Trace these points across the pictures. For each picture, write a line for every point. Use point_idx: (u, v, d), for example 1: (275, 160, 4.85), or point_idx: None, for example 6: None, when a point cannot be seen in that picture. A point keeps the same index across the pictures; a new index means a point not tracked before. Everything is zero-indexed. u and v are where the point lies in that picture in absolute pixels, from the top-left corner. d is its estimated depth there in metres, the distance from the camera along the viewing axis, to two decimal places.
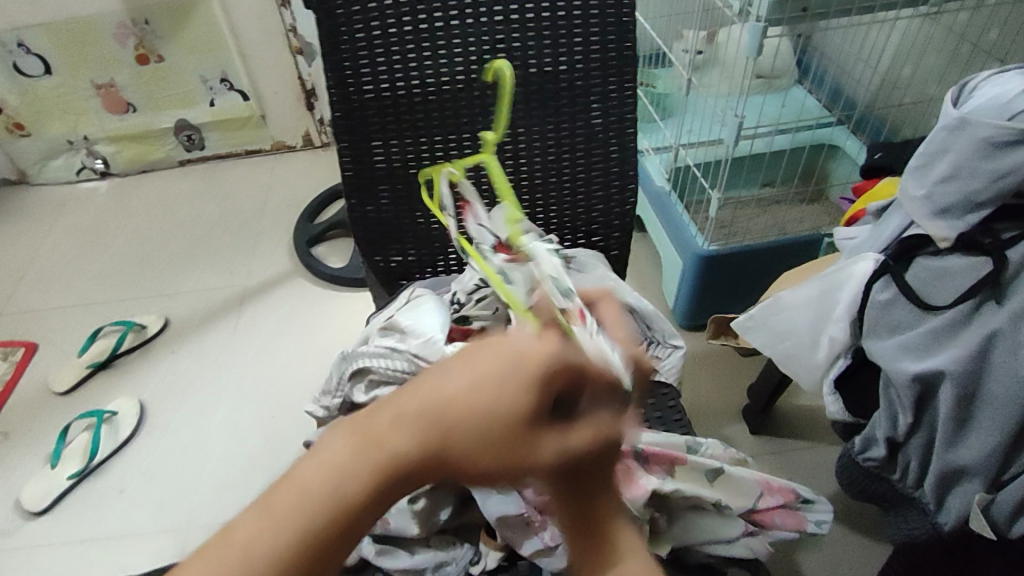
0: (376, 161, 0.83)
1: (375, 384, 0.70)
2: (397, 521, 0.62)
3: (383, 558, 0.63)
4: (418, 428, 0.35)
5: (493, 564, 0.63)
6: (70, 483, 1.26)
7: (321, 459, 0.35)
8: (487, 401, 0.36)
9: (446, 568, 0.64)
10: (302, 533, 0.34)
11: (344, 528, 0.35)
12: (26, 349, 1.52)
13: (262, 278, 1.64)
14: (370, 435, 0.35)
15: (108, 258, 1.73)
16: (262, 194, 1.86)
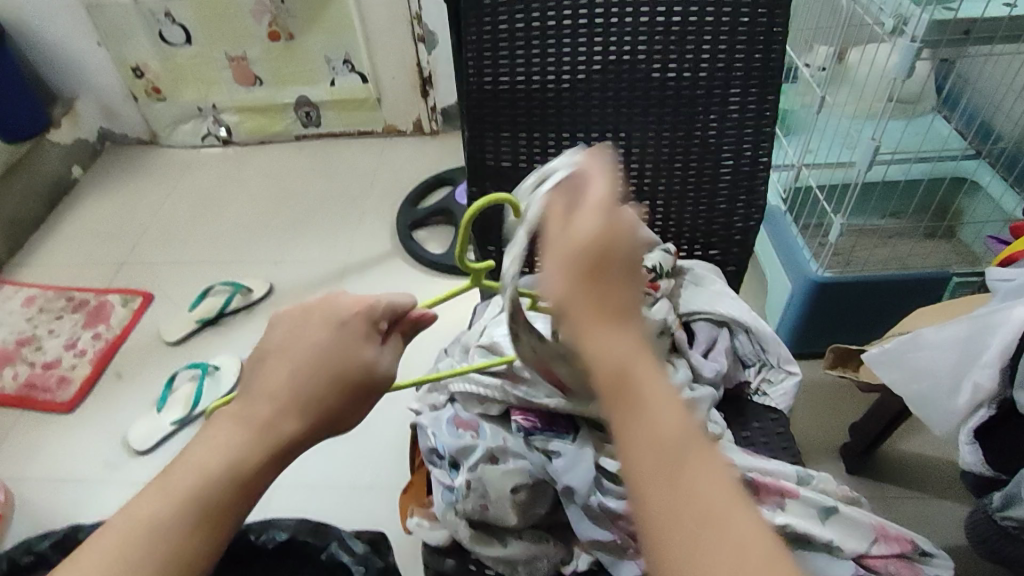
0: (502, 153, 0.84)
1: (483, 398, 0.67)
2: (497, 509, 0.61)
3: (476, 544, 0.63)
4: (294, 411, 0.52)
5: (585, 566, 0.63)
6: (172, 428, 1.36)
7: (220, 451, 0.50)
8: (340, 349, 0.53)
9: (538, 563, 0.63)
10: (229, 487, 0.50)
11: (268, 466, 0.51)
12: (144, 299, 1.63)
13: (363, 255, 1.70)
14: (261, 430, 0.51)
15: (223, 222, 1.83)
16: (371, 175, 1.92)
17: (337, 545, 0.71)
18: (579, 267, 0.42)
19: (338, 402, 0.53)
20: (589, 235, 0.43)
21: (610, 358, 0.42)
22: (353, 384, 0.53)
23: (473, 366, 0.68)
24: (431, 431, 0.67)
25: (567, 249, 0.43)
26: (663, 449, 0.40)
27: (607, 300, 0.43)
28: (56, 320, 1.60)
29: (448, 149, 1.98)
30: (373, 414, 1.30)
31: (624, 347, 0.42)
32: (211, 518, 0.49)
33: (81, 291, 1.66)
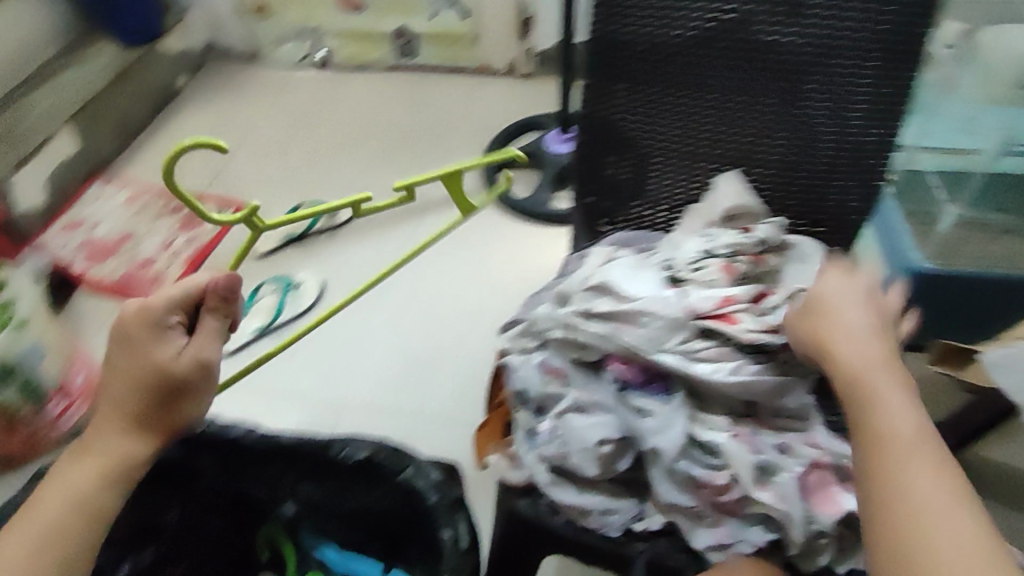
0: (625, 99, 0.89)
1: (578, 347, 0.67)
2: (581, 460, 0.62)
3: (552, 489, 0.64)
4: (116, 417, 0.61)
5: (657, 527, 0.64)
6: (252, 335, 1.42)
7: (65, 478, 0.60)
8: (134, 356, 0.63)
9: (611, 517, 0.64)
10: (75, 499, 0.58)
11: (112, 468, 0.60)
12: (234, 210, 1.69)
13: (447, 192, 1.71)
14: (86, 446, 0.61)
15: (314, 144, 1.86)
16: (461, 112, 1.91)
17: (414, 471, 0.71)
18: (128, 400, 0.62)
19: (144, 399, 0.62)
20: (116, 375, 0.63)
21: (60, 480, 0.59)
22: (149, 380, 0.62)
23: (573, 313, 0.68)
24: (518, 374, 0.68)
25: (121, 376, 0.62)
26: (77, 490, 0.59)
27: (90, 430, 0.62)
28: (153, 221, 1.67)
29: (539, 92, 1.95)
30: (444, 350, 1.35)
31: (126, 449, 0.61)
32: (63, 528, 0.57)
33: (178, 195, 1.73)
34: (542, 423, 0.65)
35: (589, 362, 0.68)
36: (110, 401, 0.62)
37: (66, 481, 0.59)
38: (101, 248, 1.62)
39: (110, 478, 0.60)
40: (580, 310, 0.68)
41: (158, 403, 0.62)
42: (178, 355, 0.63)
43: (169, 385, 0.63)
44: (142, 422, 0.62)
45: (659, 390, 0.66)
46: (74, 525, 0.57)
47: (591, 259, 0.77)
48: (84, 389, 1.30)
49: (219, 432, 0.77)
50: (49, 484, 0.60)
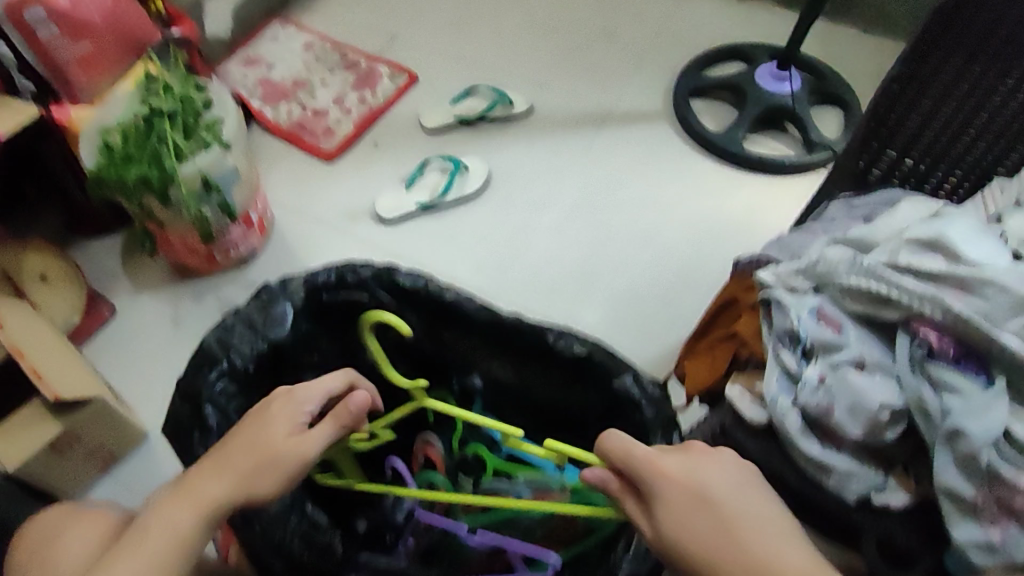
0: (943, 58, 0.83)
1: (878, 301, 0.65)
2: (848, 417, 0.61)
3: (801, 440, 0.62)
4: (219, 475, 0.63)
5: (899, 503, 0.61)
6: (416, 210, 1.45)
7: (158, 521, 0.62)
8: (265, 433, 0.65)
9: (853, 482, 0.61)
10: (159, 548, 0.61)
11: (191, 529, 0.61)
12: (409, 79, 1.67)
13: (629, 109, 1.65)
14: (180, 493, 0.63)
15: (499, 26, 1.79)
16: (658, 26, 1.80)
17: (632, 378, 0.73)
18: (243, 459, 0.64)
19: (242, 466, 0.63)
20: (242, 437, 0.65)
21: (148, 527, 0.62)
22: (258, 453, 0.64)
23: (882, 266, 0.65)
24: (792, 313, 0.67)
25: (231, 466, 0.63)
26: (152, 557, 0.60)
27: (195, 479, 0.64)
28: (328, 72, 1.67)
29: (745, 19, 1.80)
30: (609, 263, 1.41)
31: (206, 498, 0.62)
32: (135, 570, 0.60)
33: (353, 51, 1.71)
34: (810, 369, 0.64)
35: (876, 320, 0.66)
36: (227, 457, 0.64)
37: (153, 528, 0.61)
38: (277, 90, 1.64)
39: (185, 535, 0.61)
40: (888, 262, 0.65)
41: (258, 476, 0.63)
42: (294, 442, 0.65)
43: (266, 469, 0.64)
44: (237, 488, 0.63)
45: (964, 369, 0.60)
46: (144, 565, 0.60)
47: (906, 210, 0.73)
48: (259, 221, 1.35)
49: (440, 294, 0.81)
50: (145, 524, 0.62)
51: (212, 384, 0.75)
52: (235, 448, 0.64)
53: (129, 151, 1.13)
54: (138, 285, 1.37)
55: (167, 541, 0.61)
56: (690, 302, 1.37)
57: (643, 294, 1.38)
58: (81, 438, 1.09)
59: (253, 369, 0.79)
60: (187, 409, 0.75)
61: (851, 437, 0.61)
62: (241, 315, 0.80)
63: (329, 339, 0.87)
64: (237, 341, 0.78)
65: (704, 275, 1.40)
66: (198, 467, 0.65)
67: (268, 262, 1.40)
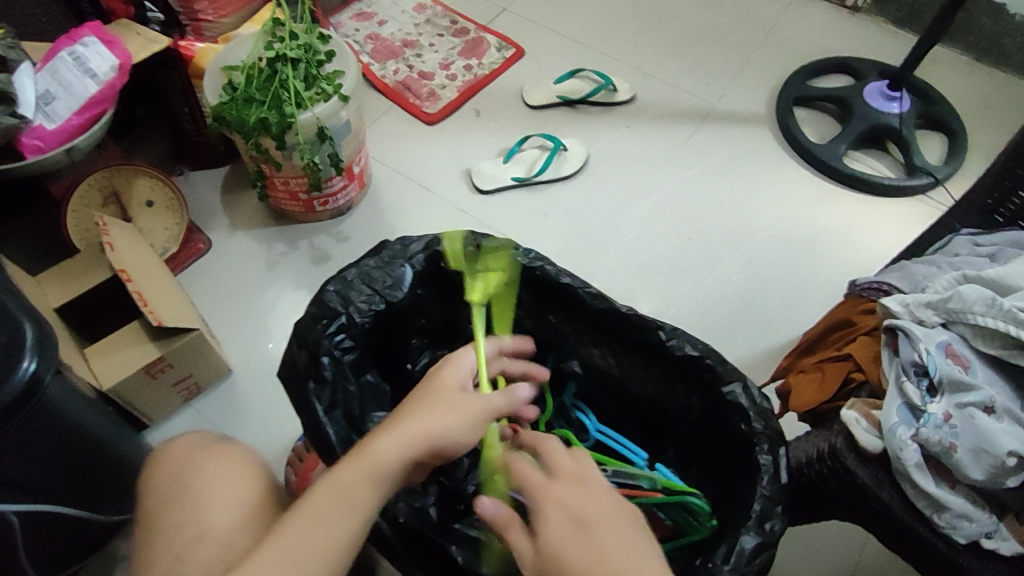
0: None
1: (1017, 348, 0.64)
2: (971, 461, 0.60)
3: (915, 473, 0.62)
4: (395, 432, 0.63)
5: (1007, 552, 0.61)
6: (511, 184, 1.47)
7: (332, 478, 0.61)
8: (433, 397, 0.66)
9: (964, 522, 0.61)
10: (339, 500, 0.60)
11: (372, 481, 0.61)
12: (515, 52, 1.68)
13: (732, 108, 1.63)
14: (355, 453, 0.62)
15: (609, 10, 1.79)
16: (770, 30, 1.76)
17: (741, 388, 0.73)
18: (419, 418, 0.64)
19: (419, 424, 0.64)
20: (414, 401, 0.66)
21: (319, 488, 0.61)
22: (435, 411, 0.65)
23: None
24: (922, 345, 0.65)
25: (414, 425, 0.63)
26: (329, 515, 0.59)
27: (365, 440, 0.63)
28: (437, 36, 1.69)
29: (859, 33, 1.75)
30: (694, 261, 1.41)
31: (381, 450, 0.62)
32: (319, 521, 0.59)
33: (463, 19, 1.72)
34: (934, 405, 0.63)
35: (1007, 361, 0.65)
36: (399, 419, 0.64)
37: (326, 487, 0.60)
38: (386, 47, 1.66)
39: (364, 489, 0.60)
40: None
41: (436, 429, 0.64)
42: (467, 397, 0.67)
43: (443, 434, 0.64)
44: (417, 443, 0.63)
45: None
46: (329, 517, 0.59)
47: None
48: (359, 174, 1.36)
49: (555, 278, 0.82)
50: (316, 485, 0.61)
51: (330, 337, 0.76)
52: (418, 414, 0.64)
53: (251, 92, 1.13)
54: (235, 223, 1.38)
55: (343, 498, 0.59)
56: (773, 311, 1.36)
57: (726, 295, 1.37)
58: (171, 369, 1.10)
59: (369, 327, 0.80)
60: (304, 358, 0.75)
61: (969, 478, 0.61)
62: (359, 269, 0.81)
63: (437, 305, 0.88)
64: (356, 298, 0.79)
65: (791, 288, 1.38)
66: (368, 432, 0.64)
67: (360, 216, 1.41)
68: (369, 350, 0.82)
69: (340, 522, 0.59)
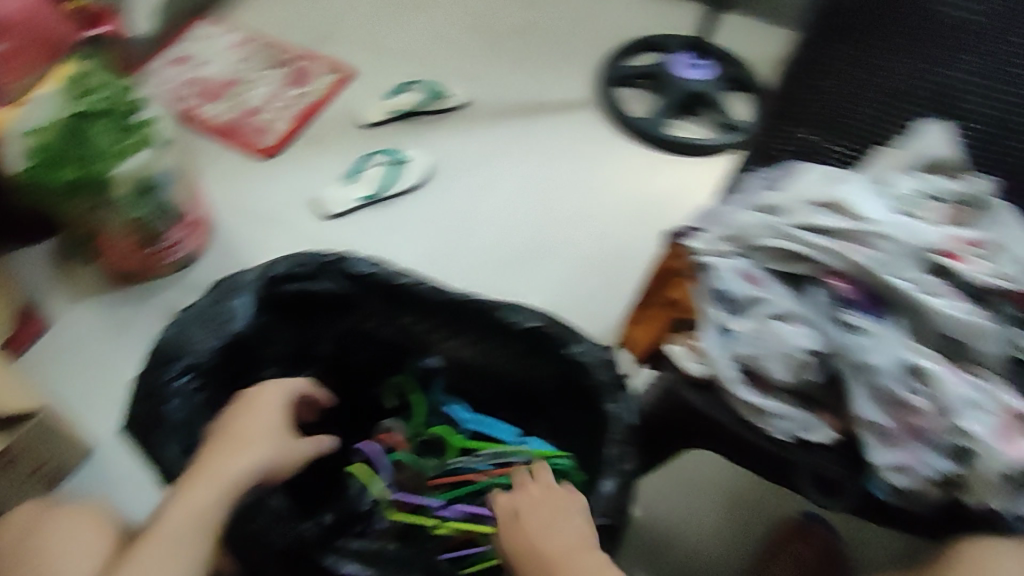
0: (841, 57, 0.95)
1: (796, 260, 0.71)
2: (778, 365, 0.68)
3: (739, 388, 0.69)
4: (234, 449, 0.72)
5: (827, 440, 0.68)
6: (360, 204, 1.49)
7: (190, 503, 0.68)
8: (268, 421, 0.76)
9: (784, 422, 0.68)
10: (202, 516, 0.67)
11: (225, 494, 0.69)
12: (346, 75, 1.70)
13: (562, 98, 1.72)
14: (208, 474, 0.70)
15: (432, 21, 1.84)
16: (583, 19, 1.87)
17: (578, 349, 0.77)
18: (260, 440, 0.74)
19: (258, 444, 0.74)
20: (252, 423, 0.76)
21: (173, 511, 0.67)
22: (270, 433, 0.76)
23: (795, 226, 0.72)
24: (719, 275, 0.72)
25: (246, 445, 0.73)
26: (191, 535, 0.66)
27: (211, 461, 0.71)
28: (263, 70, 1.68)
29: (666, 12, 1.89)
30: (546, 246, 1.47)
31: (229, 470, 0.70)
32: (184, 540, 0.66)
33: (288, 49, 1.73)
34: (737, 324, 0.70)
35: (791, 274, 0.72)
36: (239, 438, 0.74)
37: (183, 510, 0.67)
38: (210, 88, 1.64)
39: (219, 505, 0.68)
40: (799, 224, 0.72)
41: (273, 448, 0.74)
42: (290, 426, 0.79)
43: (273, 464, 0.74)
44: (258, 460, 0.72)
45: (866, 314, 0.69)
46: (197, 533, 0.67)
47: (816, 176, 0.76)
48: (201, 221, 1.34)
49: (393, 281, 0.85)
50: (167, 512, 0.68)
51: (176, 379, 0.75)
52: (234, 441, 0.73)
53: (64, 153, 1.10)
54: (75, 292, 1.32)
55: (198, 512, 0.67)
56: (626, 277, 1.44)
57: (582, 272, 1.44)
58: (21, 458, 1.03)
59: (215, 363, 0.79)
60: (149, 406, 0.74)
61: (781, 383, 0.68)
62: (193, 310, 0.78)
63: (285, 329, 0.88)
64: (195, 338, 0.77)
65: (641, 256, 1.47)
66: (207, 455, 0.72)
67: (209, 263, 1.38)
68: (218, 386, 0.82)
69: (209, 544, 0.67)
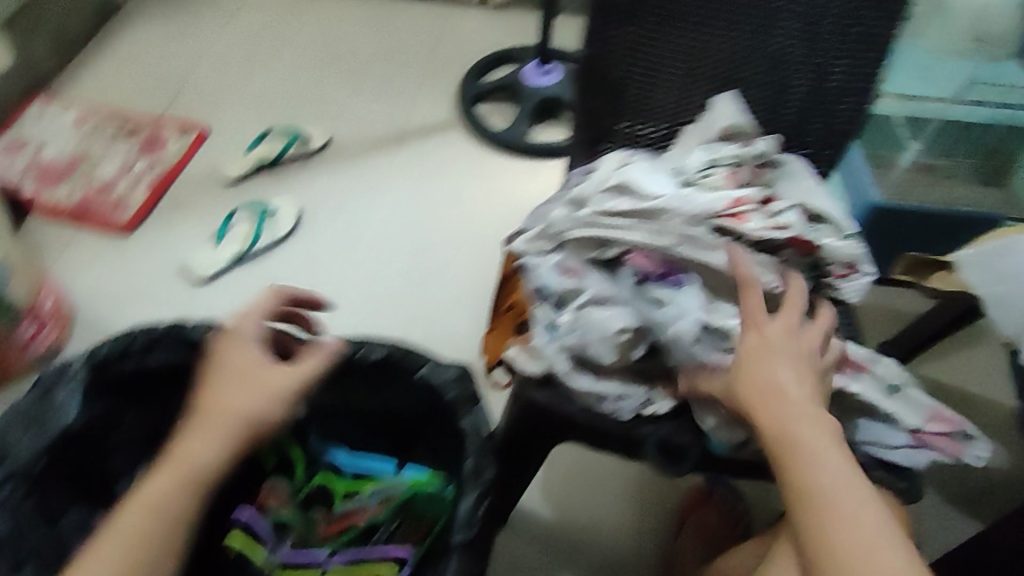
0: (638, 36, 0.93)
1: (604, 245, 0.74)
2: (602, 349, 0.69)
3: (573, 377, 0.71)
4: (202, 427, 0.65)
5: (665, 409, 0.73)
6: (230, 263, 1.45)
7: (149, 495, 0.60)
8: (237, 370, 0.68)
9: (622, 401, 0.72)
10: (158, 506, 0.60)
11: (186, 481, 0.62)
12: (201, 135, 1.66)
13: (423, 122, 1.73)
14: (170, 460, 0.63)
15: (283, 68, 1.83)
16: (434, 44, 1.90)
17: (426, 369, 0.77)
18: (229, 405, 0.66)
19: (226, 407, 0.66)
20: (227, 383, 0.68)
21: (130, 503, 0.60)
22: (243, 386, 0.67)
23: (596, 215, 0.74)
24: (537, 273, 0.74)
25: (213, 416, 0.65)
26: (151, 531, 0.59)
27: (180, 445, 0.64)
28: (111, 144, 1.63)
29: (511, 28, 1.95)
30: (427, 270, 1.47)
31: (188, 452, 0.63)
32: (139, 536, 0.58)
33: (135, 120, 1.68)
34: (560, 316, 0.71)
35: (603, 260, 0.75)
36: (212, 404, 0.66)
37: (139, 502, 0.60)
38: (54, 172, 1.58)
39: (175, 497, 0.61)
40: (597, 211, 0.75)
41: (244, 413, 0.66)
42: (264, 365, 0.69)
43: (249, 425, 0.66)
44: (220, 434, 0.64)
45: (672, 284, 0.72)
46: (151, 533, 0.59)
47: (610, 164, 0.81)
48: (51, 313, 1.29)
49: None
50: (124, 505, 0.61)
51: None
52: (228, 382, 0.67)
53: None
54: None
55: (144, 503, 0.60)
56: None
57: (468, 289, 1.45)
58: None
59: (44, 466, 0.76)
60: None
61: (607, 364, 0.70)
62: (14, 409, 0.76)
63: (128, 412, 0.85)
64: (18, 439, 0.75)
65: None
66: (185, 432, 0.65)
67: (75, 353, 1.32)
68: (56, 485, 0.79)
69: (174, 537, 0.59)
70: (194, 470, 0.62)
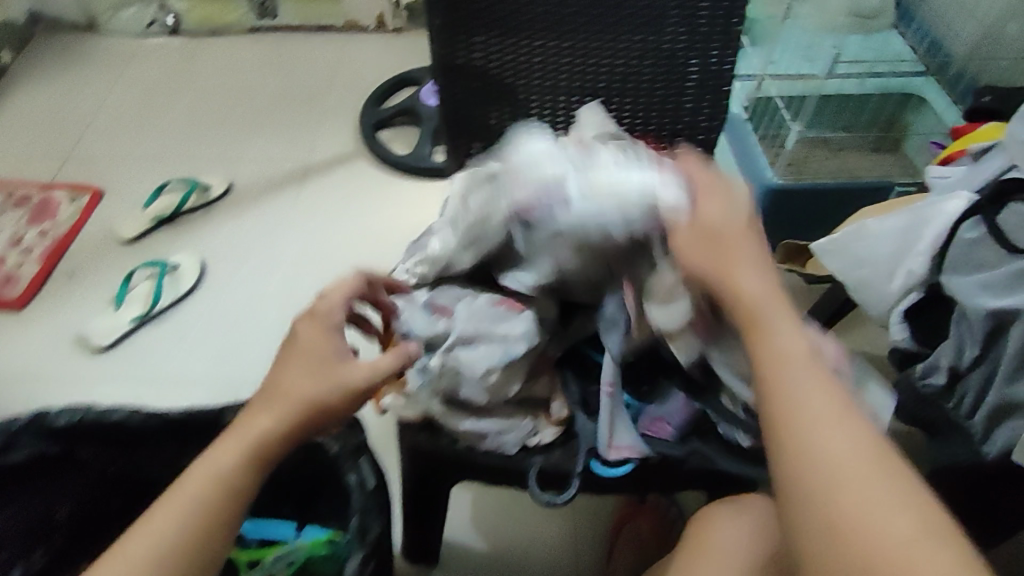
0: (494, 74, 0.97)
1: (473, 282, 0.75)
2: (470, 391, 0.71)
3: (448, 419, 0.73)
4: (270, 404, 0.61)
5: (549, 438, 0.76)
6: (133, 326, 1.38)
7: (208, 466, 0.57)
8: (309, 345, 0.63)
9: (506, 434, 0.74)
10: (214, 484, 0.56)
11: (247, 462, 0.58)
12: (94, 195, 1.59)
13: (326, 155, 1.68)
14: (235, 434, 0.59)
15: (175, 116, 1.77)
16: (331, 75, 1.86)
17: None
18: (297, 386, 0.61)
19: (293, 384, 0.61)
20: (297, 353, 0.63)
21: (190, 472, 0.57)
22: (310, 364, 0.62)
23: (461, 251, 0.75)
24: (407, 313, 0.75)
25: (282, 391, 0.61)
26: (201, 500, 0.55)
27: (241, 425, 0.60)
28: None
29: (409, 51, 1.93)
30: None
31: (255, 426, 0.59)
32: (189, 517, 0.55)
33: (21, 187, 1.60)
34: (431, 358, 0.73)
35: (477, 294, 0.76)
36: (281, 379, 0.62)
37: (199, 470, 0.57)
38: None
39: (236, 477, 0.57)
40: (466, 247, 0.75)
41: (311, 396, 0.61)
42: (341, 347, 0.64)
43: (316, 404, 0.61)
44: (287, 416, 0.60)
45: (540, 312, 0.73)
46: (204, 508, 0.55)
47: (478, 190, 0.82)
48: None
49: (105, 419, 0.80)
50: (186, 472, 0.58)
51: None
52: (296, 360, 0.62)
53: None
54: None
55: (202, 478, 0.56)
56: None
57: None
58: None
59: None
60: None
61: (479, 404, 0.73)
62: None
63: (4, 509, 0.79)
64: None
65: None
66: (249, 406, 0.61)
67: None
68: None
69: (226, 517, 0.56)
70: (265, 449, 0.59)
